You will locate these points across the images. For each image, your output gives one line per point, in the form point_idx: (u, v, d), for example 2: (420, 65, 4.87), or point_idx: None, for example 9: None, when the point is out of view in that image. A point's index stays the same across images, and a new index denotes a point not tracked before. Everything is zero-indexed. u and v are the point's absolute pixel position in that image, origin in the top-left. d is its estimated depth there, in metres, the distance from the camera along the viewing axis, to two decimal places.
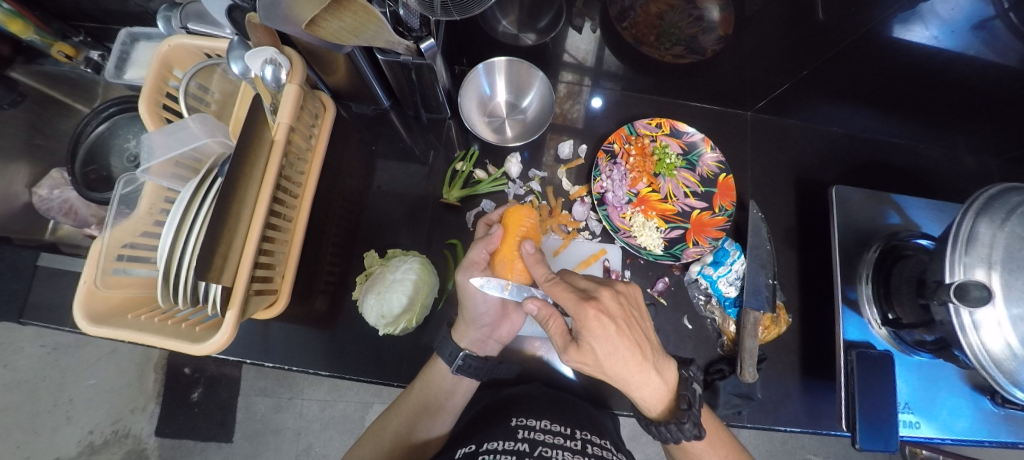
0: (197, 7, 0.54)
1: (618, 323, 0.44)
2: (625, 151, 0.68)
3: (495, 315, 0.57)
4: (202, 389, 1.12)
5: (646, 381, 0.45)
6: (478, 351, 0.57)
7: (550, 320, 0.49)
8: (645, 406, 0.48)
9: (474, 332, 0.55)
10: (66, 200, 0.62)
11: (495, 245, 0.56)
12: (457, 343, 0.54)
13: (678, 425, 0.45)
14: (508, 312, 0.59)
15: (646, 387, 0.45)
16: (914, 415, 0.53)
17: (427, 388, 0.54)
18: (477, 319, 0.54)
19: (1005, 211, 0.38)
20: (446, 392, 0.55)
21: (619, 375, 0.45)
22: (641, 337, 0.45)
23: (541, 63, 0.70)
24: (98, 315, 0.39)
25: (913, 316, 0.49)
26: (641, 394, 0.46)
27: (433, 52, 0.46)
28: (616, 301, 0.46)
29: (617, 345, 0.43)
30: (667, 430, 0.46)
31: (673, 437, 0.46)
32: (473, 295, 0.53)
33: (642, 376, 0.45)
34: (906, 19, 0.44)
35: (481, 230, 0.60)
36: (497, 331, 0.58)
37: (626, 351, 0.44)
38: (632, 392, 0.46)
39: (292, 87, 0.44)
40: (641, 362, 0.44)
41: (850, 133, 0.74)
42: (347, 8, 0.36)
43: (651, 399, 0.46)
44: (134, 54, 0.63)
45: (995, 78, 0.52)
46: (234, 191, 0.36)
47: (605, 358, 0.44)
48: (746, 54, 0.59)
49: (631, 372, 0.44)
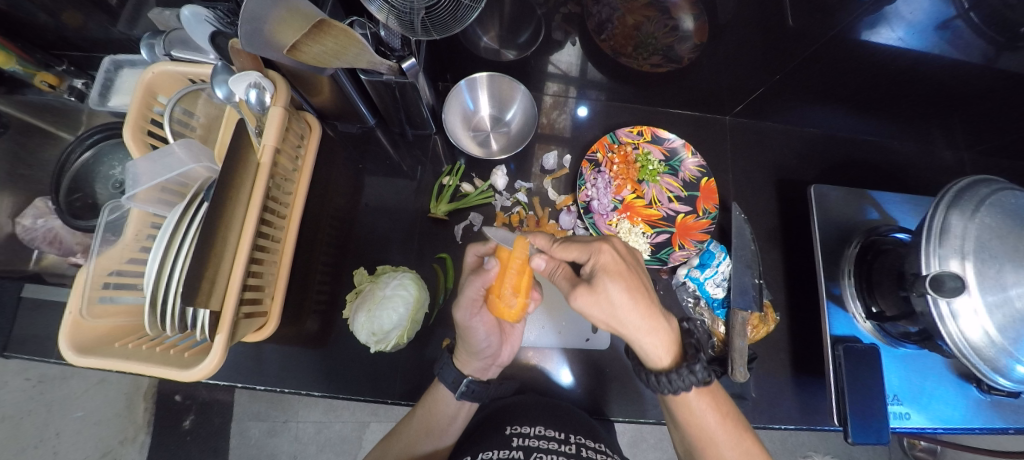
0: (181, 34, 0.54)
1: (628, 263, 0.47)
2: (609, 160, 0.69)
3: (496, 344, 0.56)
4: (194, 416, 1.09)
5: (659, 327, 0.46)
6: (480, 376, 0.57)
7: (557, 271, 0.50)
8: (654, 357, 0.47)
9: (477, 361, 0.55)
10: (50, 228, 0.61)
11: (491, 281, 0.51)
12: (461, 370, 0.54)
13: (689, 367, 0.46)
14: (505, 336, 0.58)
15: (657, 334, 0.46)
16: (904, 407, 0.54)
17: (428, 415, 0.54)
18: (479, 350, 0.53)
19: (974, 203, 0.39)
20: (448, 417, 0.55)
21: (631, 318, 0.44)
22: (646, 284, 0.47)
23: (523, 77, 0.72)
24: (85, 345, 0.38)
25: (895, 308, 0.51)
26: (652, 341, 0.46)
27: (414, 70, 0.47)
28: (623, 249, 0.50)
29: (630, 283, 0.45)
30: (678, 376, 0.46)
31: (683, 385, 0.46)
32: (472, 332, 0.52)
33: (652, 321, 0.45)
34: (873, 21, 0.46)
35: (471, 261, 0.56)
36: (498, 357, 0.58)
37: (638, 292, 0.44)
38: (641, 339, 0.46)
39: (277, 111, 0.45)
40: (652, 307, 0.45)
41: (826, 133, 0.76)
42: (326, 32, 0.38)
43: (660, 347, 0.46)
44: (118, 82, 0.63)
45: (960, 75, 0.54)
46: (221, 213, 0.36)
47: (620, 298, 0.44)
48: (723, 61, 0.61)
49: (642, 316, 0.44)
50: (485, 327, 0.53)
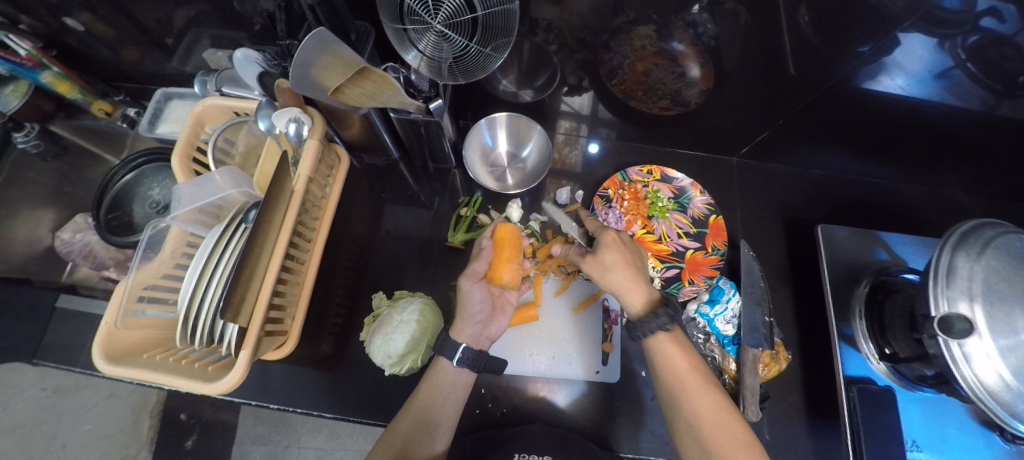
0: (232, 73, 0.60)
1: (629, 245, 0.56)
2: (619, 196, 0.71)
3: (490, 313, 0.58)
4: (197, 436, 1.07)
5: (643, 283, 0.53)
6: (475, 346, 0.56)
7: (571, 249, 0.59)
8: (629, 304, 0.52)
9: (471, 327, 0.56)
10: (86, 243, 0.65)
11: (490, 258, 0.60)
12: (455, 338, 0.55)
13: (658, 311, 0.49)
14: (500, 312, 0.60)
15: (639, 288, 0.52)
16: (925, 454, 0.52)
17: (431, 392, 0.51)
18: (474, 315, 0.56)
19: (979, 246, 0.40)
20: (447, 393, 0.52)
21: (620, 271, 0.53)
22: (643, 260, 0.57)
23: (539, 116, 0.76)
24: (116, 354, 0.40)
25: (909, 351, 0.50)
26: (632, 289, 0.52)
27: (440, 110, 0.51)
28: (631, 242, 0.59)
29: (626, 252, 0.54)
30: (646, 316, 0.49)
31: (650, 328, 0.49)
32: (471, 296, 0.56)
33: (636, 274, 0.53)
34: (872, 69, 0.49)
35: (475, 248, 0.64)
36: (490, 330, 0.58)
37: (630, 258, 0.54)
38: (624, 287, 0.52)
39: (313, 144, 0.48)
40: (639, 268, 0.53)
41: (832, 175, 0.78)
42: (368, 77, 0.43)
43: (639, 299, 0.52)
44: (166, 111, 0.69)
45: (961, 122, 0.56)
46: (257, 235, 0.39)
47: (613, 257, 0.54)
48: (728, 104, 0.64)
49: (629, 269, 0.53)
50: (483, 295, 0.56)
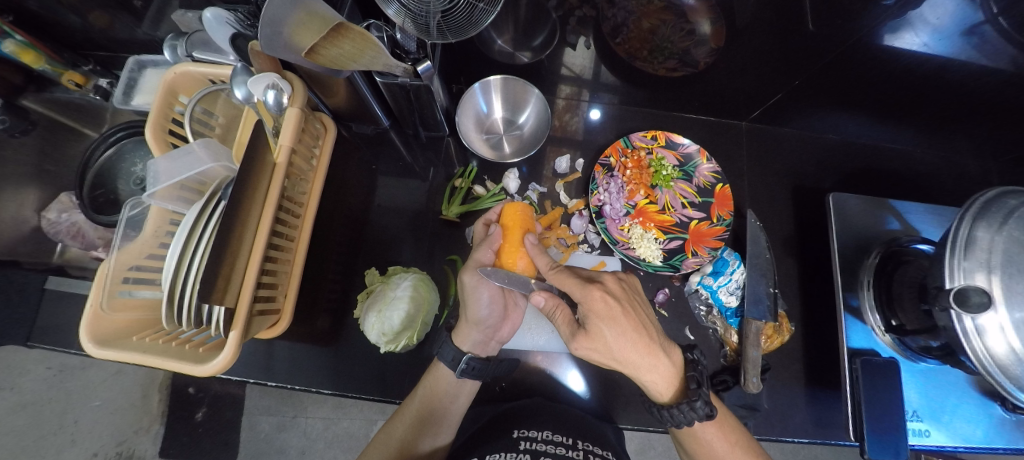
0: (202, 35, 0.55)
1: (623, 304, 0.48)
2: (622, 164, 0.68)
3: (498, 316, 0.57)
4: (206, 408, 1.10)
5: (656, 363, 0.47)
6: (481, 352, 0.57)
7: (557, 311, 0.52)
8: (655, 390, 0.49)
9: (476, 333, 0.55)
10: (73, 223, 0.63)
11: (498, 244, 0.57)
12: (460, 347, 0.54)
13: (689, 404, 0.46)
14: (508, 313, 0.60)
15: (655, 370, 0.48)
16: (924, 424, 0.52)
17: (431, 395, 0.53)
18: (480, 321, 0.55)
19: (1002, 215, 0.38)
20: (449, 397, 0.54)
21: (628, 359, 0.47)
22: (645, 320, 0.49)
23: (537, 80, 0.72)
24: (104, 337, 0.39)
25: (917, 322, 0.49)
26: (651, 377, 0.48)
27: (429, 73, 0.47)
28: (618, 285, 0.51)
29: (623, 325, 0.47)
30: (679, 411, 0.46)
31: (686, 419, 0.46)
32: (477, 296, 0.54)
33: (650, 357, 0.47)
34: (895, 26, 0.45)
35: (480, 229, 0.61)
36: (497, 332, 0.58)
37: (633, 332, 0.47)
38: (641, 376, 0.48)
39: (295, 111, 0.45)
40: (648, 344, 0.47)
41: (846, 140, 0.74)
42: (345, 35, 0.39)
43: (660, 382, 0.48)
44: (140, 81, 0.65)
45: (988, 83, 0.52)
46: (238, 212, 0.37)
47: (614, 340, 0.47)
48: (740, 65, 0.60)
49: (640, 354, 0.47)
50: (490, 294, 0.54)
